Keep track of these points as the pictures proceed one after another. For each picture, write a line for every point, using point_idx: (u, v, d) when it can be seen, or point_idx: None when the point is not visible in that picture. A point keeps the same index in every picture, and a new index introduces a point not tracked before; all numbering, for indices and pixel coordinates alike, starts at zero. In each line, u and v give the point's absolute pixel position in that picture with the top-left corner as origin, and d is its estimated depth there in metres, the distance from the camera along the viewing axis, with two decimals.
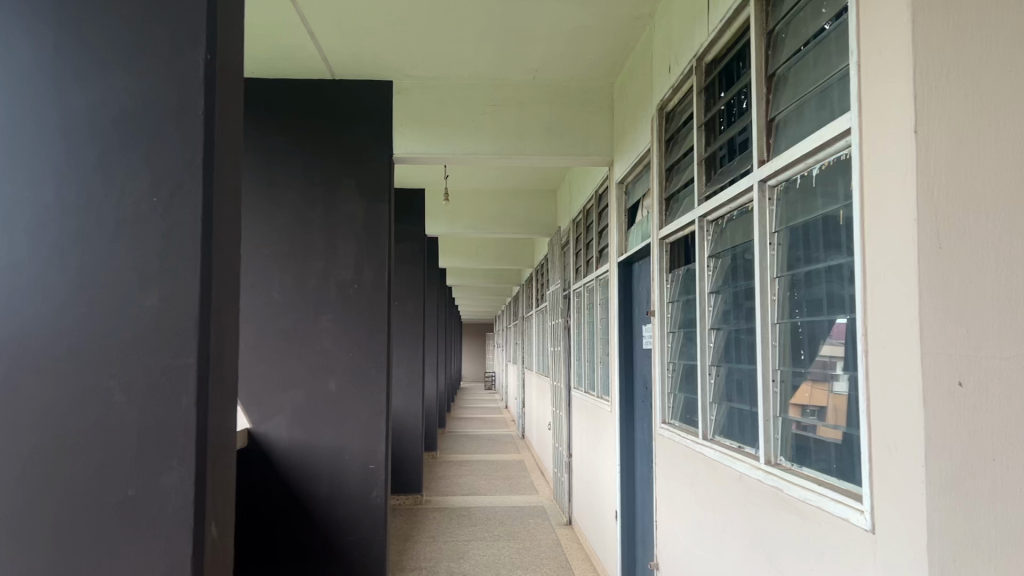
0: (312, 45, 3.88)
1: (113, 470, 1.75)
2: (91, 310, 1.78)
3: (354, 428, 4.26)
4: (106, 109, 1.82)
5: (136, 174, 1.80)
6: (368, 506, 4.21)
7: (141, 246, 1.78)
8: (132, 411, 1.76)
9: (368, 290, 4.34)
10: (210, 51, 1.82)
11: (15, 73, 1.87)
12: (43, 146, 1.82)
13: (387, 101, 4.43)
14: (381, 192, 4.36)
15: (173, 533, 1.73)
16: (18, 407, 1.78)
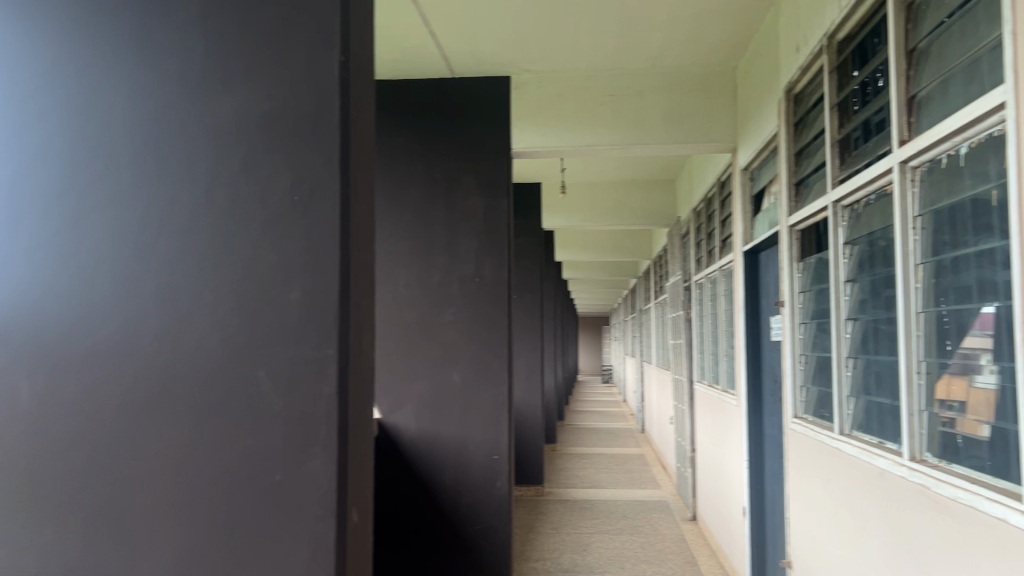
0: (432, 44, 3.95)
1: (262, 457, 1.83)
2: (239, 304, 1.87)
3: (478, 419, 4.32)
4: (249, 113, 1.89)
5: (278, 175, 1.87)
6: (492, 497, 4.26)
7: (284, 242, 1.85)
8: (278, 401, 1.83)
9: (489, 285, 4.39)
10: (344, 53, 1.86)
11: (162, 81, 1.96)
12: (192, 149, 1.92)
13: (505, 95, 4.46)
14: (500, 186, 4.40)
15: (318, 518, 1.79)
16: (172, 397, 1.88)
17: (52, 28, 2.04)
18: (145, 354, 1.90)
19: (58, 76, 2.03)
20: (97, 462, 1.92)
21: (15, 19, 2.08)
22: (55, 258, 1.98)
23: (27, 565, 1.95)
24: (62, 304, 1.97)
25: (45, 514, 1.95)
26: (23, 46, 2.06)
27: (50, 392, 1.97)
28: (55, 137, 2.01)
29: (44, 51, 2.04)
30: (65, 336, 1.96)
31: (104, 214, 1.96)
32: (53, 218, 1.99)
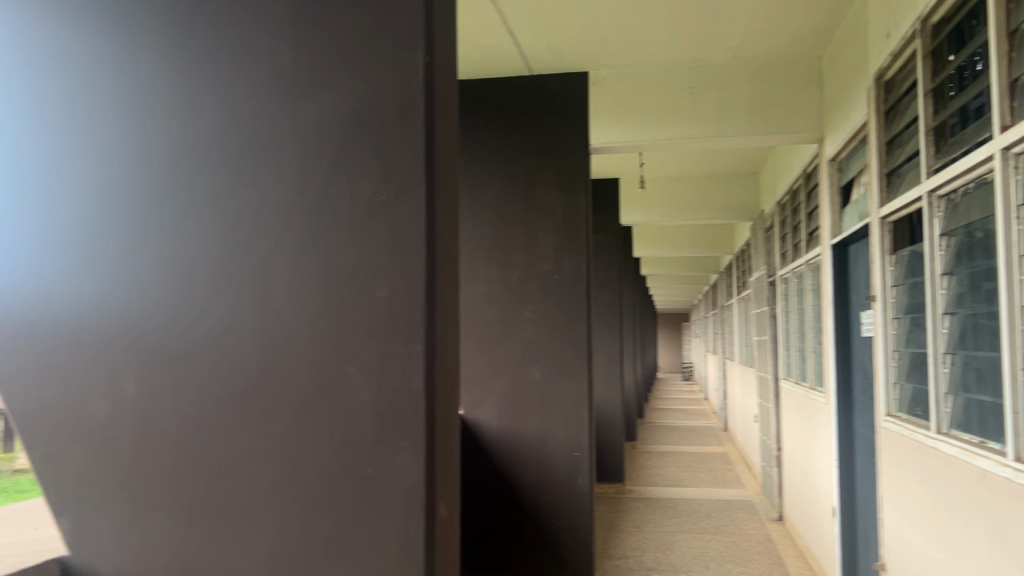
0: (511, 42, 3.97)
1: (353, 450, 1.87)
2: (328, 301, 1.92)
3: (559, 415, 4.32)
4: (338, 114, 1.94)
5: (366, 174, 1.91)
6: (574, 493, 4.26)
7: (373, 241, 1.89)
8: (368, 395, 1.87)
9: (569, 281, 4.38)
10: (428, 53, 1.89)
11: (253, 85, 2.01)
12: (283, 150, 1.97)
13: (582, 91, 4.42)
14: (579, 182, 4.39)
15: (406, 510, 1.82)
16: (265, 393, 1.94)
17: (147, 38, 2.12)
18: (240, 352, 1.97)
19: (153, 84, 2.10)
20: (197, 454, 2.00)
21: (111, 31, 2.16)
22: (155, 260, 2.07)
23: (136, 550, 2.06)
24: (162, 304, 2.05)
25: (149, 505, 2.05)
26: (119, 58, 2.15)
27: (152, 389, 2.05)
28: (152, 144, 2.10)
29: (139, 61, 2.13)
30: (165, 335, 2.04)
31: (200, 217, 2.03)
32: (153, 221, 2.08)
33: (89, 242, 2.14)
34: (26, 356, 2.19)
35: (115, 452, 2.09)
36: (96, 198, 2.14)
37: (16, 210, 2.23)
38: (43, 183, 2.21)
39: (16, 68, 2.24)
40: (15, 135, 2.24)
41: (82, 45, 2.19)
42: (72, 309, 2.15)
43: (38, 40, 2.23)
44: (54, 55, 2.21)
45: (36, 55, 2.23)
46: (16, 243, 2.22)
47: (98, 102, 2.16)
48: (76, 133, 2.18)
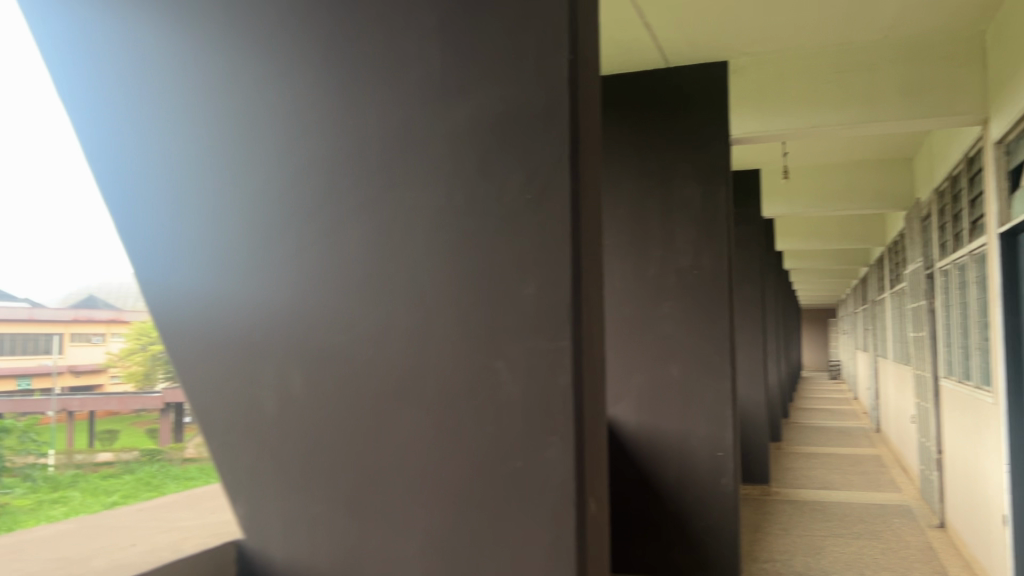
0: (647, 36, 3.92)
1: (503, 444, 1.91)
2: (477, 298, 1.96)
3: (701, 413, 4.24)
4: (484, 117, 1.97)
5: (511, 174, 1.94)
6: (717, 494, 4.17)
7: (519, 239, 1.92)
8: (517, 390, 1.90)
9: (708, 276, 4.29)
10: (572, 52, 1.90)
11: (404, 92, 2.08)
12: (432, 152, 2.03)
13: (719, 82, 4.29)
14: (718, 174, 4.28)
15: (557, 504, 1.84)
16: (419, 389, 2.01)
17: (303, 50, 2.22)
18: (396, 350, 2.05)
19: (310, 95, 2.20)
20: (358, 447, 2.09)
21: (269, 46, 2.27)
22: (317, 264, 2.17)
23: (303, 534, 2.18)
24: (323, 304, 2.16)
25: (315, 495, 2.16)
26: (277, 71, 2.25)
27: (316, 385, 2.16)
28: (310, 153, 2.20)
29: (296, 74, 2.23)
30: (328, 333, 2.15)
31: (357, 221, 2.12)
32: (314, 227, 2.18)
33: (254, 247, 2.27)
34: (199, 354, 2.35)
35: (283, 444, 2.22)
36: (259, 205, 2.27)
37: (185, 217, 2.38)
38: (208, 191, 2.35)
39: (181, 82, 2.38)
40: (181, 146, 2.39)
41: (241, 59, 2.30)
42: (242, 309, 2.29)
43: (201, 56, 2.36)
44: (215, 69, 2.34)
45: (200, 70, 2.36)
46: (186, 248, 2.37)
47: (258, 113, 2.27)
48: (238, 144, 2.30)
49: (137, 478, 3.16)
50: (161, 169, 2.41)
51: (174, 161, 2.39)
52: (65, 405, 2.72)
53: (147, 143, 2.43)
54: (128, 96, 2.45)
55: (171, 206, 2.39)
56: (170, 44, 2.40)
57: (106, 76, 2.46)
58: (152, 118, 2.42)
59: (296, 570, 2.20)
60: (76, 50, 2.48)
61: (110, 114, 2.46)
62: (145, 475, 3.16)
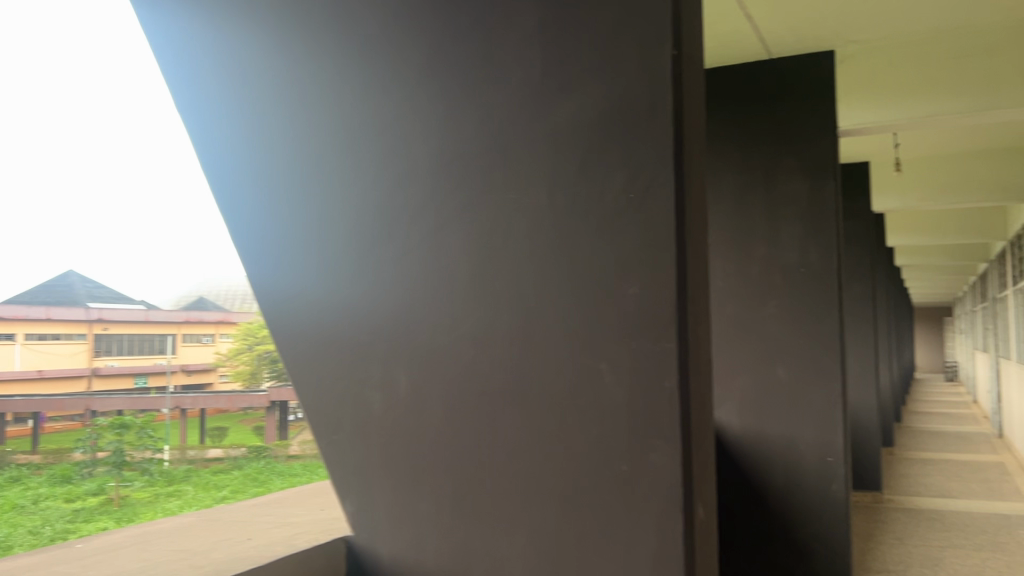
0: (749, 27, 3.80)
1: (608, 447, 1.87)
2: (580, 299, 1.92)
3: (809, 416, 4.09)
4: (586, 115, 1.94)
5: (613, 172, 1.89)
6: (826, 500, 4.00)
7: (622, 239, 1.87)
8: (621, 393, 1.86)
9: (816, 274, 4.13)
10: (675, 46, 1.84)
11: (505, 92, 2.06)
12: (534, 151, 2.01)
13: (825, 72, 4.12)
14: (827, 168, 4.13)
15: (664, 510, 1.79)
16: (524, 392, 2.00)
17: (406, 56, 2.23)
18: (500, 354, 2.04)
19: (413, 103, 2.22)
20: (464, 451, 2.09)
21: (373, 54, 2.30)
22: (421, 265, 2.19)
23: (409, 532, 2.21)
24: (427, 305, 2.17)
25: (422, 496, 2.18)
26: (382, 78, 2.27)
27: (422, 388, 2.18)
28: (414, 160, 2.21)
29: (400, 81, 2.24)
30: (433, 334, 2.16)
31: (461, 225, 2.12)
32: (418, 228, 2.20)
33: (359, 252, 2.30)
34: (307, 355, 2.40)
35: (389, 446, 2.24)
36: (363, 211, 2.30)
37: (291, 222, 2.43)
38: (314, 197, 2.39)
39: (288, 91, 2.43)
40: (288, 153, 2.44)
41: (346, 67, 2.34)
42: (348, 314, 2.33)
43: (308, 66, 2.40)
44: (321, 78, 2.38)
45: (306, 78, 2.40)
46: (294, 250, 2.42)
47: (363, 120, 2.30)
48: (344, 150, 2.34)
49: (246, 473, 3.90)
50: (267, 174, 2.47)
51: (282, 167, 2.45)
52: (177, 404, 3.82)
53: (254, 150, 2.48)
54: (236, 102, 2.50)
55: (278, 212, 2.45)
56: (276, 52, 2.45)
57: (214, 85, 2.52)
58: (258, 126, 2.47)
59: (404, 569, 2.22)
60: (184, 58, 2.53)
61: (219, 118, 2.52)
62: (253, 471, 3.94)
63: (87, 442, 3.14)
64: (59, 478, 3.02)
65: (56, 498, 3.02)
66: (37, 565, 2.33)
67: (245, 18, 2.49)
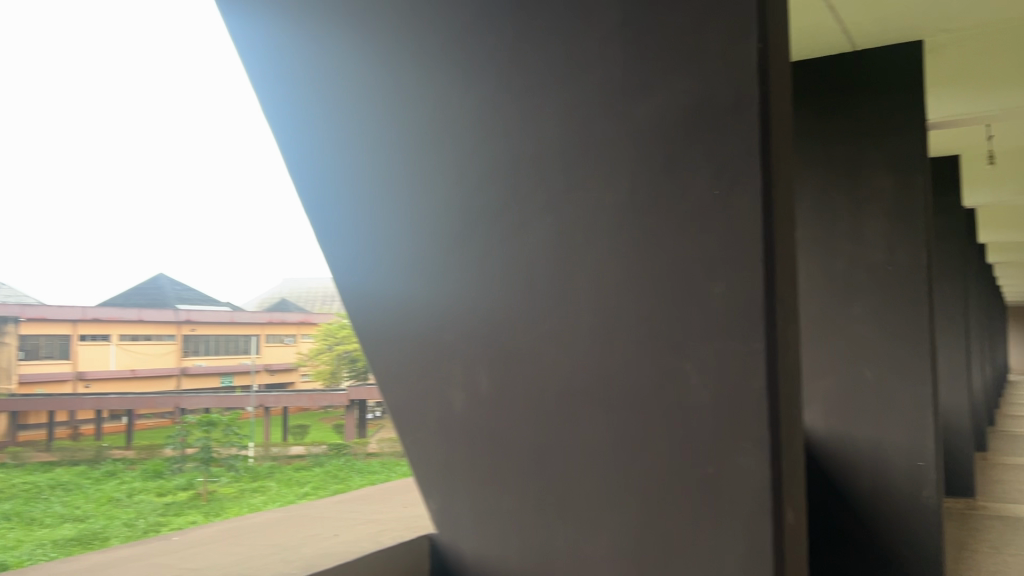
0: (831, 19, 3.70)
1: (693, 449, 1.85)
2: (664, 297, 1.91)
3: (898, 420, 3.97)
4: (668, 113, 1.92)
5: (698, 170, 1.87)
6: (916, 506, 3.87)
7: (706, 237, 1.85)
8: (707, 393, 1.84)
9: (904, 274, 3.99)
10: (762, 39, 1.80)
11: (586, 91, 2.06)
12: (615, 151, 2.00)
13: (913, 62, 3.96)
14: (915, 162, 4.01)
15: (751, 513, 1.76)
16: (608, 392, 1.99)
17: (488, 57, 2.25)
18: (583, 353, 2.04)
19: (494, 103, 2.23)
20: (547, 451, 2.10)
21: (453, 54, 2.32)
22: (501, 265, 2.20)
23: (491, 531, 2.22)
24: (508, 304, 2.19)
25: (505, 495, 2.19)
26: (463, 80, 2.30)
27: (503, 386, 2.20)
28: (495, 160, 2.22)
29: (481, 82, 2.26)
30: (514, 334, 2.17)
31: (543, 225, 2.12)
32: (498, 228, 2.21)
33: (442, 252, 2.33)
34: (390, 354, 2.45)
35: (472, 444, 2.26)
36: (446, 211, 2.33)
37: (375, 223, 2.48)
38: (397, 198, 2.44)
39: (371, 94, 2.47)
40: (371, 155, 2.48)
41: (428, 70, 2.37)
42: (432, 313, 2.36)
43: (390, 68, 2.44)
44: (403, 81, 2.41)
45: (389, 82, 2.44)
46: (377, 251, 2.47)
47: (445, 123, 2.33)
48: (426, 152, 2.37)
49: (326, 471, 4.15)
50: (351, 176, 2.52)
51: (365, 170, 2.49)
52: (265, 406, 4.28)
53: (337, 152, 2.54)
54: (317, 105, 2.56)
55: (363, 213, 2.50)
56: (359, 56, 2.49)
57: (300, 89, 2.58)
58: (342, 128, 2.53)
59: (487, 567, 2.24)
60: (271, 64, 2.61)
61: (303, 123, 2.58)
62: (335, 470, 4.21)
63: (175, 439, 3.79)
64: (150, 475, 3.53)
65: (148, 491, 3.49)
66: (139, 556, 2.45)
67: (330, 24, 2.54)
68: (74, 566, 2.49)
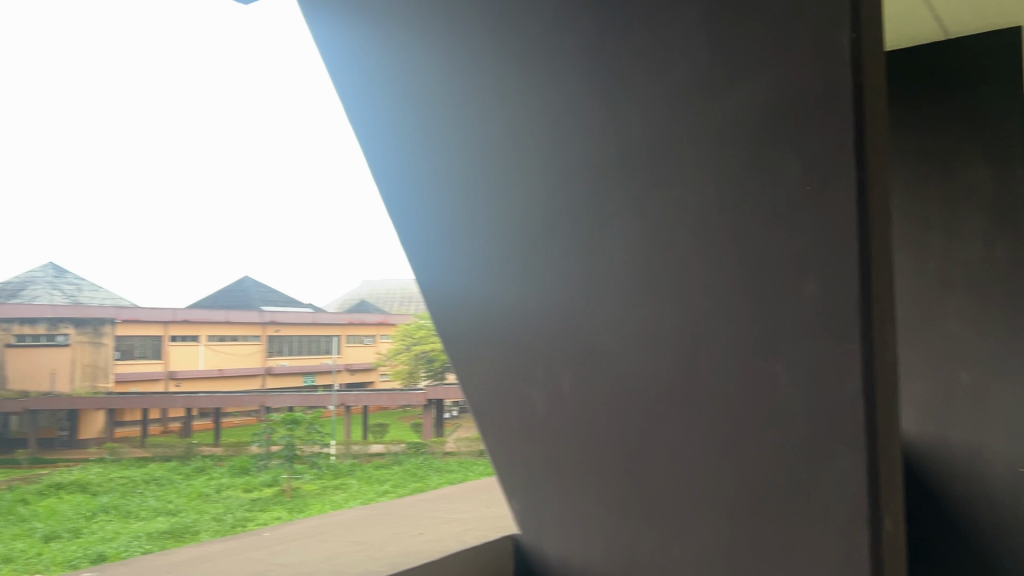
0: (920, 6, 3.55)
1: (785, 452, 1.79)
2: (753, 297, 1.86)
3: (997, 424, 3.76)
4: (756, 107, 1.84)
5: (788, 166, 1.79)
6: (1017, 514, 3.65)
7: (798, 235, 1.78)
8: (798, 396, 1.77)
9: (1002, 271, 3.80)
10: (856, 27, 1.67)
11: (668, 87, 2.01)
12: (700, 147, 1.95)
13: (1012, 49, 3.77)
14: (1014, 153, 3.79)
15: (847, 521, 1.69)
16: (691, 393, 1.96)
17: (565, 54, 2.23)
18: (666, 353, 2.01)
19: (572, 100, 2.22)
20: (630, 453, 2.08)
21: (531, 54, 2.31)
22: (584, 265, 2.19)
23: (577, 533, 2.21)
24: (590, 305, 2.17)
25: (587, 497, 2.18)
26: (540, 78, 2.29)
27: (586, 387, 2.18)
28: (574, 158, 2.21)
29: (558, 81, 2.25)
30: (597, 334, 2.16)
31: (623, 223, 2.10)
32: (581, 227, 2.20)
33: (521, 252, 2.34)
34: (474, 354, 2.47)
35: (553, 445, 2.26)
36: (525, 211, 2.33)
37: (456, 224, 2.52)
38: (477, 199, 2.46)
39: (450, 96, 2.51)
40: (452, 157, 2.52)
41: (504, 69, 2.37)
42: (512, 312, 2.37)
43: (467, 69, 2.46)
44: (480, 82, 2.43)
45: (466, 82, 2.47)
46: (461, 252, 2.50)
47: (523, 122, 2.33)
48: (505, 151, 2.38)
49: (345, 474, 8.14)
50: (433, 178, 2.57)
51: (446, 172, 2.53)
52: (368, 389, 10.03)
53: (423, 158, 2.60)
54: (407, 114, 2.64)
55: (444, 215, 2.54)
56: (440, 62, 2.54)
57: (389, 98, 2.69)
58: (425, 131, 2.59)
59: (571, 571, 2.23)
60: (360, 76, 2.72)
61: (394, 132, 2.67)
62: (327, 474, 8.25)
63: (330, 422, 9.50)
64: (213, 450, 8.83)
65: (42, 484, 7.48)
66: (233, 551, 2.53)
67: (412, 33, 2.62)
68: (175, 558, 2.61)
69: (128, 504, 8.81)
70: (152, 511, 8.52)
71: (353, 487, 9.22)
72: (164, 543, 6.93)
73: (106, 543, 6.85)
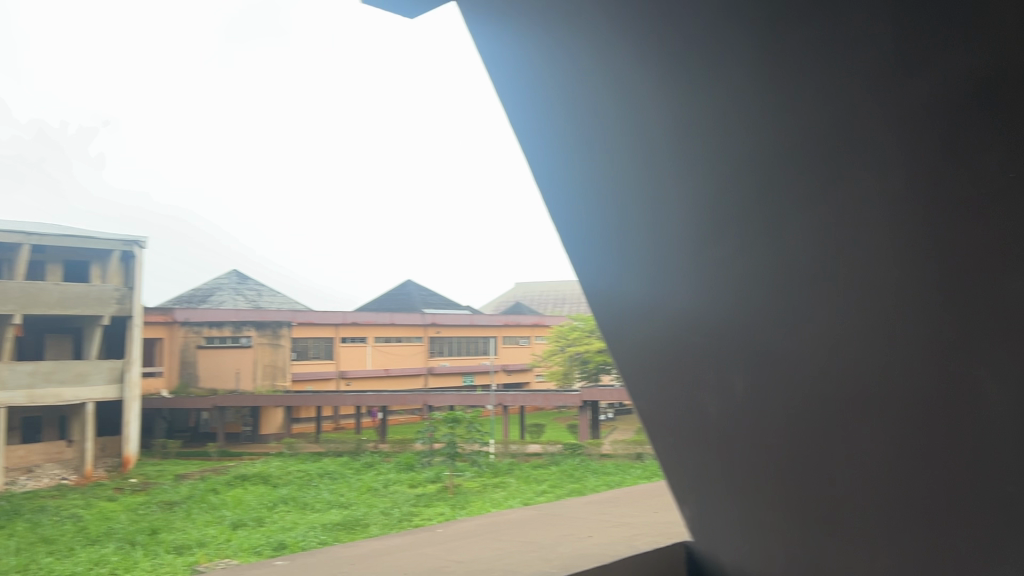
0: None
1: (986, 465, 1.65)
2: (945, 300, 1.70)
3: None
4: (938, 90, 1.65)
5: (980, 155, 1.59)
6: None
7: (996, 231, 1.59)
8: (1001, 407, 1.61)
9: None
10: None
11: (840, 75, 1.84)
12: (878, 139, 1.78)
13: None
14: None
15: None
16: (877, 408, 1.86)
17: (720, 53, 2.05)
18: (850, 368, 1.91)
19: (733, 104, 2.07)
20: (810, 463, 2.02)
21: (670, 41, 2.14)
22: (753, 266, 2.10)
23: (759, 534, 2.20)
24: (764, 307, 2.09)
25: (765, 505, 2.16)
26: (691, 80, 2.14)
27: (761, 392, 2.11)
28: (739, 163, 2.10)
29: (713, 83, 2.09)
30: (771, 338, 2.08)
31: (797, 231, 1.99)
32: (749, 226, 2.10)
33: (684, 258, 2.28)
34: (640, 357, 2.45)
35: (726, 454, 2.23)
36: (688, 217, 2.25)
37: (614, 229, 2.48)
38: (634, 204, 2.40)
39: (596, 101, 2.41)
40: (605, 164, 2.46)
41: (650, 71, 2.22)
42: (678, 320, 2.33)
43: (608, 73, 2.33)
44: (626, 87, 2.30)
45: (611, 87, 2.35)
46: (624, 254, 2.47)
47: (678, 126, 2.22)
48: (661, 156, 2.28)
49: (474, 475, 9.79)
50: (589, 185, 2.53)
51: (601, 178, 2.49)
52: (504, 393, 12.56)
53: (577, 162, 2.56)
54: (554, 117, 2.59)
55: (602, 219, 2.51)
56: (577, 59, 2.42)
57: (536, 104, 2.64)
58: (575, 137, 2.53)
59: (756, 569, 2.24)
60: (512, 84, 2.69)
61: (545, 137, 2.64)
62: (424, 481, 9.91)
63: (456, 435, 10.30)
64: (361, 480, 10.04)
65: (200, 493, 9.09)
66: (418, 544, 2.82)
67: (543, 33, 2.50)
68: (361, 547, 2.88)
69: (305, 497, 9.46)
70: (326, 504, 9.15)
71: (512, 486, 9.45)
72: (338, 534, 7.37)
73: (286, 532, 7.42)
